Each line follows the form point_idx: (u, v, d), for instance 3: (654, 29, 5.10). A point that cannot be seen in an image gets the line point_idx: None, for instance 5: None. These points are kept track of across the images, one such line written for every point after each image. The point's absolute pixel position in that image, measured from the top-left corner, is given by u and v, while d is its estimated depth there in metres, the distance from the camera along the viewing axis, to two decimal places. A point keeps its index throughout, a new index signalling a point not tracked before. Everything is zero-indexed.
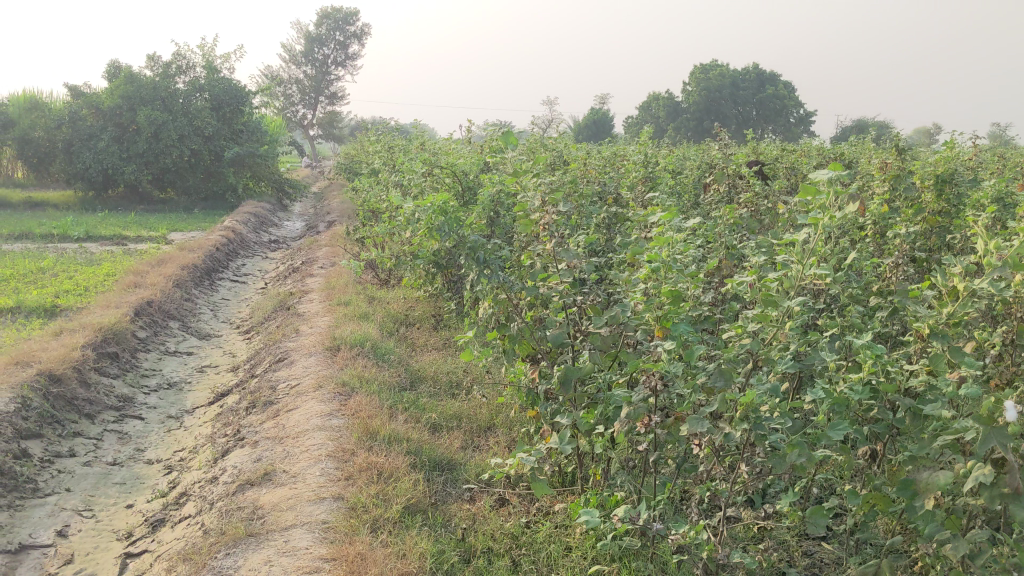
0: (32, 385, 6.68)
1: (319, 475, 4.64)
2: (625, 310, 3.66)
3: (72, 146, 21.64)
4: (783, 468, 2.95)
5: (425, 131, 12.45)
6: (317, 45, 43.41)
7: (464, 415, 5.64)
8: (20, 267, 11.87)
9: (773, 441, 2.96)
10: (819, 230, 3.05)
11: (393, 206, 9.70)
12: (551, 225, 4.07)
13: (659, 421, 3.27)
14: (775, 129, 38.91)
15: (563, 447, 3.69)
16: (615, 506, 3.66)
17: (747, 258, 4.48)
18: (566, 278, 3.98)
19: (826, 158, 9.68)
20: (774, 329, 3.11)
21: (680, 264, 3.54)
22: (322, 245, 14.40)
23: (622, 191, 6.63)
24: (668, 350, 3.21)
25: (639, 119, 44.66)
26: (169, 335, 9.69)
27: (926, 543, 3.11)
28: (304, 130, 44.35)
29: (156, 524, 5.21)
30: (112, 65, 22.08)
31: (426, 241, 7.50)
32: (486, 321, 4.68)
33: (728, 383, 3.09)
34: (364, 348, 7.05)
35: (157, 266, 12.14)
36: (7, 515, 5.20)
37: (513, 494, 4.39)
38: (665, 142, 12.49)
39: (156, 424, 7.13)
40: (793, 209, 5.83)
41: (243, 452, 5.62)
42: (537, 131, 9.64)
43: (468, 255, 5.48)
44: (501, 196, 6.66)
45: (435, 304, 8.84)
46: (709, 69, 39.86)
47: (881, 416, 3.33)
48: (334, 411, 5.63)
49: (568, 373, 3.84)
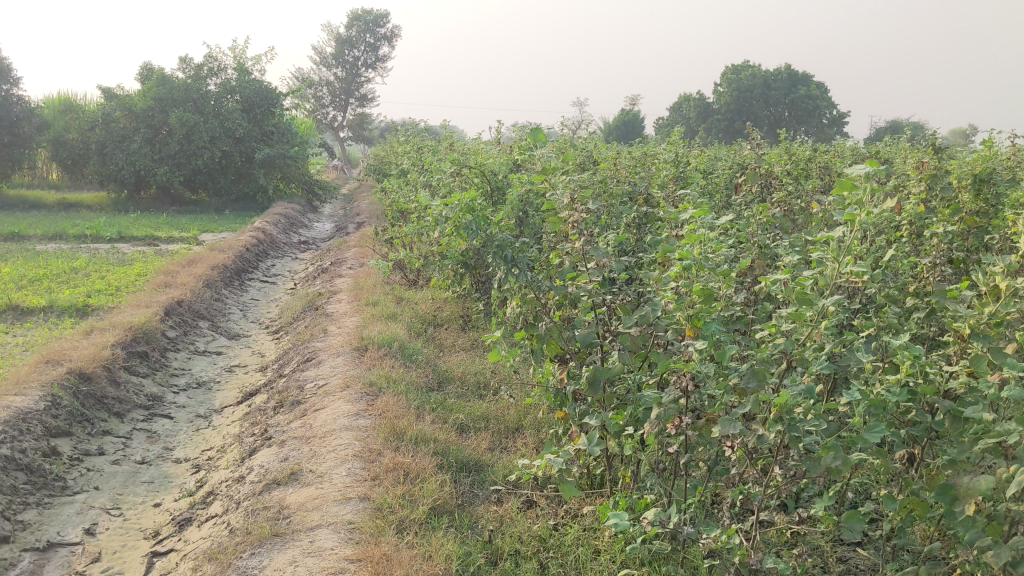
0: (62, 383, 6.71)
1: (345, 475, 4.60)
2: (655, 309, 3.60)
3: (105, 147, 21.86)
4: (818, 471, 2.88)
5: (454, 132, 12.44)
6: (347, 48, 43.56)
7: (491, 415, 5.59)
8: (53, 267, 11.98)
9: (808, 444, 2.87)
10: (858, 227, 2.97)
11: (422, 206, 9.69)
12: (580, 223, 4.01)
13: (690, 423, 3.20)
14: (809, 131, 37.94)
15: (591, 448, 3.63)
16: (645, 509, 3.60)
17: (780, 257, 4.40)
18: (595, 277, 3.91)
19: (862, 157, 9.52)
20: (809, 328, 3.03)
21: (712, 263, 3.46)
22: (352, 245, 14.44)
23: (653, 191, 6.55)
24: (700, 350, 3.14)
25: (669, 120, 44.50)
26: (198, 335, 9.72)
27: (967, 549, 3.02)
28: (335, 132, 44.56)
29: (183, 523, 5.19)
30: (145, 68, 22.29)
31: (454, 242, 7.47)
32: (514, 322, 4.62)
33: (761, 385, 3.02)
34: (391, 348, 7.03)
35: (188, 267, 12.21)
36: (35, 513, 5.21)
37: (541, 496, 4.33)
38: (697, 142, 12.36)
39: (185, 424, 7.14)
40: (827, 209, 5.73)
41: (270, 451, 5.60)
42: (566, 131, 9.57)
43: (496, 254, 5.43)
44: (529, 195, 6.62)
45: (463, 305, 8.80)
46: (741, 70, 39.52)
47: (920, 418, 3.25)
48: (361, 410, 5.60)
49: (596, 374, 3.80)
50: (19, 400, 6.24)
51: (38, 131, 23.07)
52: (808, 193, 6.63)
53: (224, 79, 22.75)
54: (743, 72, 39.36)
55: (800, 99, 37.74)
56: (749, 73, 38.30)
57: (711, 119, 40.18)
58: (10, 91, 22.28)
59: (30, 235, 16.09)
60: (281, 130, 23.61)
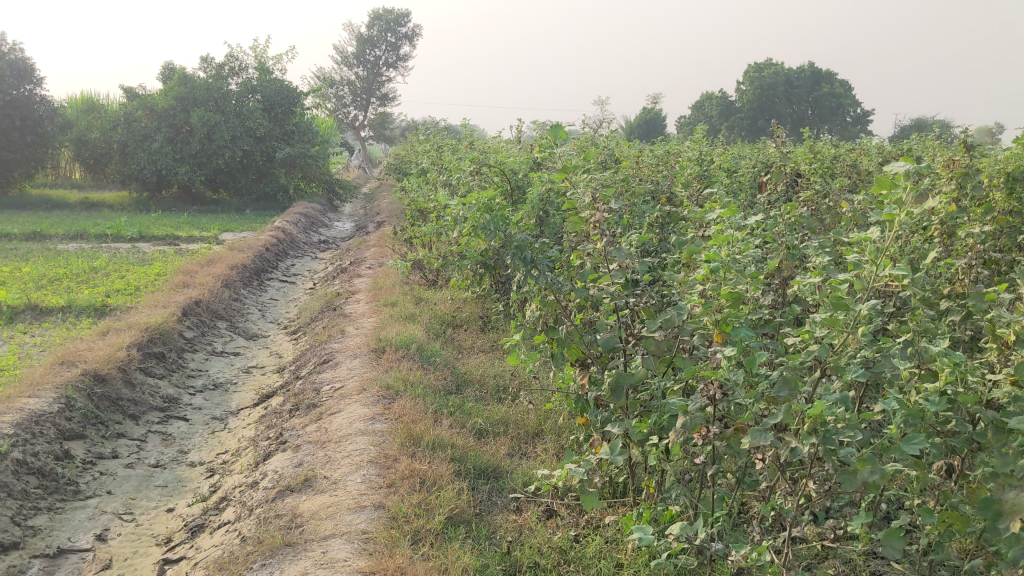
0: (76, 385, 6.63)
1: (360, 482, 4.47)
2: (681, 313, 3.45)
3: (127, 147, 21.89)
4: (853, 485, 2.72)
5: (474, 130, 12.32)
6: (368, 48, 43.54)
7: (510, 420, 5.46)
8: (73, 266, 11.95)
9: (843, 456, 2.71)
10: (897, 227, 2.81)
11: (441, 206, 9.56)
12: (602, 223, 3.87)
13: (718, 433, 3.06)
14: (832, 128, 37.69)
15: (614, 457, 3.49)
16: (670, 521, 3.45)
17: (809, 258, 4.24)
18: (617, 279, 3.77)
19: (890, 155, 9.31)
20: (845, 335, 2.88)
21: (741, 265, 3.31)
22: (371, 245, 14.34)
23: (676, 190, 6.40)
24: (728, 357, 3.00)
25: (690, 118, 44.23)
26: (215, 335, 9.64)
27: (1012, 569, 2.85)
28: (356, 132, 44.54)
29: (195, 530, 5.09)
30: (166, 67, 22.30)
31: (473, 242, 7.34)
32: (533, 324, 4.49)
33: (793, 395, 2.87)
34: (409, 350, 6.90)
35: (207, 266, 12.15)
36: (47, 518, 5.12)
37: (562, 505, 4.19)
38: (720, 141, 12.19)
39: (200, 426, 7.05)
40: (856, 208, 5.55)
41: (285, 456, 5.49)
42: (587, 130, 9.42)
43: (515, 255, 5.28)
44: (549, 195, 6.48)
45: (483, 307, 8.68)
46: (763, 68, 39.15)
47: (960, 428, 3.09)
48: (378, 414, 5.48)
49: (619, 380, 3.67)
50: (32, 402, 6.16)
51: (61, 130, 23.10)
52: (836, 192, 6.46)
53: (245, 79, 22.73)
54: (766, 69, 39.02)
55: (823, 97, 37.43)
56: (771, 71, 37.98)
57: (733, 118, 39.93)
58: (33, 91, 22.30)
59: (51, 235, 16.10)
60: (302, 129, 23.57)
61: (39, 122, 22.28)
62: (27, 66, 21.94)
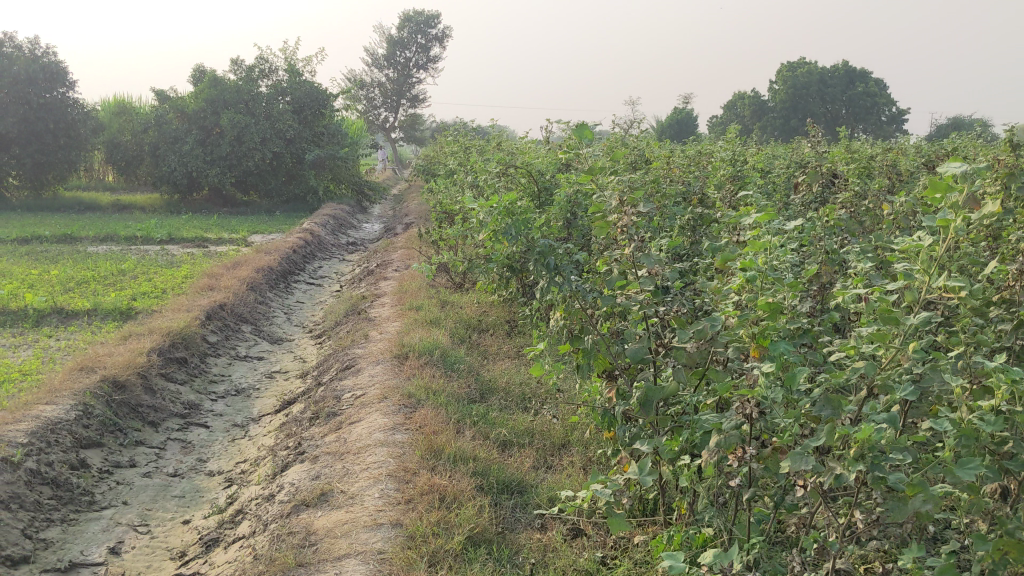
0: (95, 392, 6.52)
1: (378, 498, 4.30)
2: (715, 324, 3.23)
3: (158, 149, 21.97)
4: (904, 515, 2.49)
5: (503, 131, 12.14)
6: (399, 49, 43.56)
7: (535, 430, 5.27)
8: (101, 269, 11.91)
9: (893, 484, 2.48)
10: (951, 234, 2.58)
11: (467, 208, 9.39)
12: (630, 228, 3.67)
13: (754, 454, 2.85)
14: (867, 128, 37.10)
15: (643, 478, 3.29)
16: (703, 545, 3.24)
17: (850, 264, 4.02)
18: (646, 287, 3.56)
19: (932, 154, 8.99)
20: (894, 350, 2.65)
21: (778, 274, 3.10)
22: (400, 246, 14.22)
23: (709, 191, 6.16)
24: (766, 373, 2.79)
25: (723, 118, 43.85)
26: (240, 339, 9.53)
27: None
28: (386, 134, 44.60)
29: (210, 544, 4.94)
30: (196, 70, 22.31)
31: (499, 246, 7.15)
32: (558, 333, 4.29)
33: (836, 414, 2.66)
34: (433, 356, 6.72)
35: (233, 268, 12.09)
36: (59, 531, 4.99)
37: (588, 523, 4.00)
38: (755, 140, 11.92)
39: (221, 433, 6.91)
40: (899, 210, 5.29)
41: (303, 467, 5.32)
42: (617, 130, 9.21)
43: (539, 259, 5.08)
44: (577, 196, 6.28)
45: (510, 311, 8.50)
46: (797, 67, 38.63)
47: (1019, 450, 2.83)
48: (398, 424, 5.30)
49: (649, 395, 3.46)
50: (49, 409, 6.04)
51: (93, 134, 23.18)
52: (875, 191, 6.22)
53: (275, 81, 22.63)
54: (800, 68, 38.50)
55: (858, 97, 36.91)
56: (804, 70, 37.53)
57: (765, 117, 39.52)
58: (66, 94, 22.38)
59: (82, 237, 16.14)
60: (331, 130, 23.51)
61: (72, 125, 22.33)
62: (61, 70, 22.01)
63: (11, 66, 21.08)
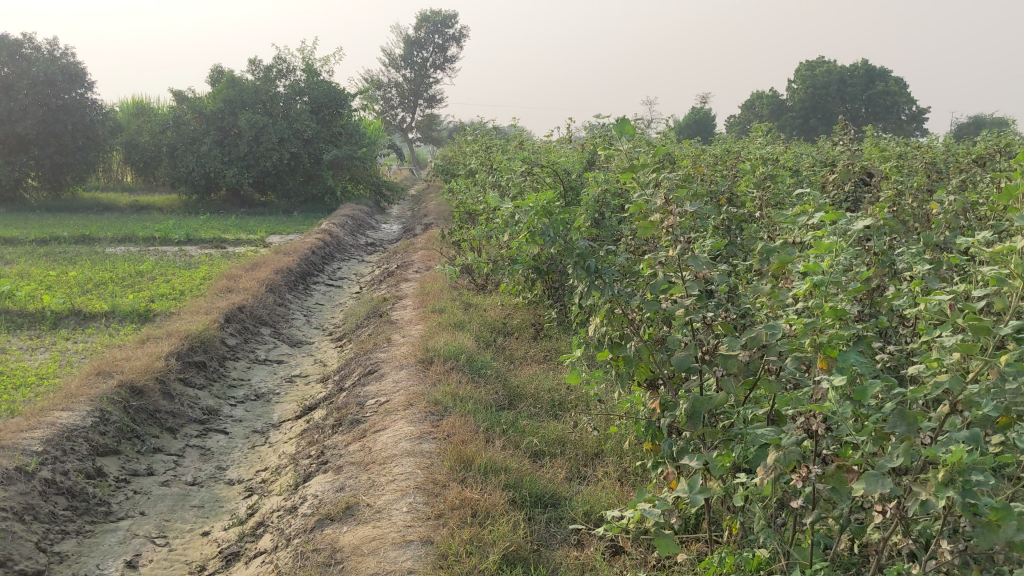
0: (112, 397, 6.35)
1: (406, 512, 4.11)
2: (772, 331, 2.99)
3: (177, 150, 21.88)
4: (993, 543, 2.27)
5: (526, 130, 11.90)
6: (416, 49, 43.46)
7: (567, 439, 5.06)
8: (119, 271, 11.76)
9: (981, 508, 2.25)
10: None
11: (489, 208, 9.18)
12: (675, 227, 3.43)
13: (819, 473, 2.62)
14: (887, 127, 36.48)
15: (693, 496, 3.08)
16: (758, 567, 3.03)
17: (906, 265, 3.78)
18: (694, 291, 3.33)
19: (968, 151, 8.66)
20: (980, 363, 2.41)
21: (841, 279, 2.87)
22: (421, 247, 14.01)
23: (743, 190, 5.93)
24: (834, 387, 2.55)
25: (742, 118, 43.45)
26: (259, 343, 9.34)
27: None
28: (405, 135, 44.44)
29: (230, 558, 4.75)
30: (214, 70, 22.24)
31: (525, 246, 6.93)
32: (596, 339, 4.07)
33: (912, 431, 2.44)
34: (458, 360, 6.51)
35: (252, 270, 11.89)
36: (75, 543, 4.80)
37: (629, 541, 3.80)
38: (782, 138, 11.60)
39: (240, 440, 6.72)
40: (946, 208, 5.01)
41: (326, 478, 5.13)
42: (643, 129, 8.96)
43: (574, 263, 4.84)
44: (607, 197, 6.05)
45: (535, 313, 8.29)
46: (817, 66, 38.18)
47: None
48: (425, 432, 5.10)
49: (697, 406, 3.27)
50: (65, 416, 5.87)
51: (112, 134, 23.13)
52: (916, 190, 5.94)
53: (293, 81, 22.49)
54: (819, 67, 38.09)
55: (878, 96, 36.36)
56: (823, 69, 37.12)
57: (784, 117, 39.10)
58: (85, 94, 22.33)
59: (101, 237, 16.05)
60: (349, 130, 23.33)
61: (91, 126, 22.27)
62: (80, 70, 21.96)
63: (30, 67, 21.03)
